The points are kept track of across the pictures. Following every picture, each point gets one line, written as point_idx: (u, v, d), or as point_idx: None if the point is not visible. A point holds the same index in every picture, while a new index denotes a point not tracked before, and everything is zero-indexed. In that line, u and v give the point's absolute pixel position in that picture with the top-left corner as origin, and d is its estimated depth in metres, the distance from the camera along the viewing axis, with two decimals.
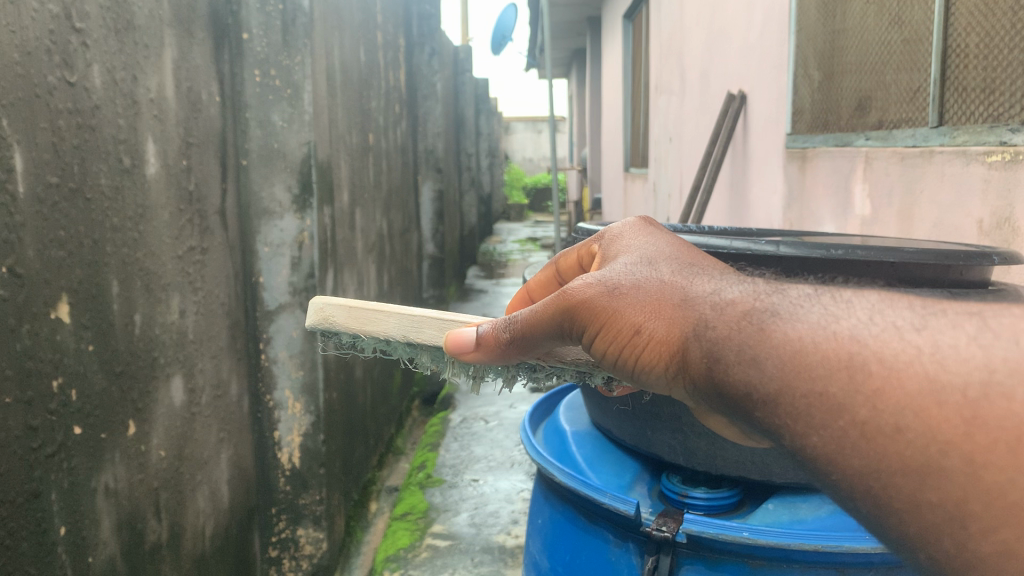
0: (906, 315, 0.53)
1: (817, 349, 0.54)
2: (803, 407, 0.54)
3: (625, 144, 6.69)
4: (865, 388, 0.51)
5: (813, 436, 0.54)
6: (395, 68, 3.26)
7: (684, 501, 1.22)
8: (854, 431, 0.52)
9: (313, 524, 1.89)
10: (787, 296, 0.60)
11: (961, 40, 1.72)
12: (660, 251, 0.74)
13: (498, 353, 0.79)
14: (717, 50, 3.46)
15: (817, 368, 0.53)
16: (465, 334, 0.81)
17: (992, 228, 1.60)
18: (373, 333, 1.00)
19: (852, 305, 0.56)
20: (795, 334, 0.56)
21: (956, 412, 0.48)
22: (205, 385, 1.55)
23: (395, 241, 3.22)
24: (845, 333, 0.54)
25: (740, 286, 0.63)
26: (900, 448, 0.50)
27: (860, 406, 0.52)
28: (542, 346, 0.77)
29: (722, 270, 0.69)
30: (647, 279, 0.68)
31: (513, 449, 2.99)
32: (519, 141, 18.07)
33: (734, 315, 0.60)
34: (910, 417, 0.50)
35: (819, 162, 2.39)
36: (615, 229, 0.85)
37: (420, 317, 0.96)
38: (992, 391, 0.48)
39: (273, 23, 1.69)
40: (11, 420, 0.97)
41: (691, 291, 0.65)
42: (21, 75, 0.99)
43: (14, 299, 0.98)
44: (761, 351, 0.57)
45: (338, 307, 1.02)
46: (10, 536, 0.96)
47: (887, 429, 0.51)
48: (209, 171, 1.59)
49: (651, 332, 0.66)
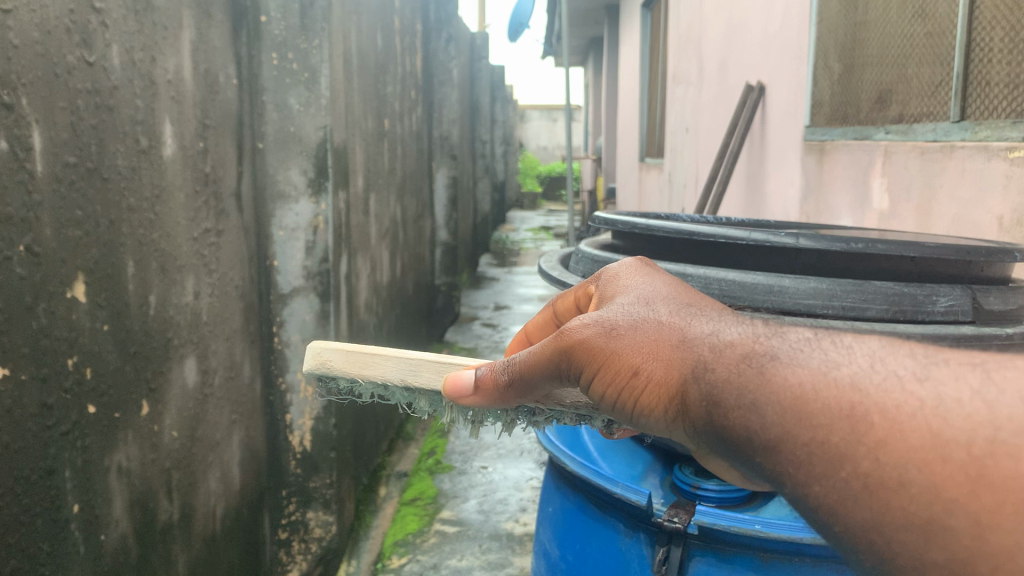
0: (908, 364, 0.52)
1: (819, 397, 0.52)
2: (805, 454, 0.53)
3: (641, 132, 6.64)
4: (867, 439, 0.50)
5: (816, 484, 0.52)
6: (411, 53, 3.25)
7: (696, 493, 1.21)
8: (857, 483, 0.50)
9: (323, 508, 1.90)
10: (787, 339, 0.59)
11: (985, 34, 1.69)
12: (657, 290, 0.74)
13: (496, 396, 0.80)
14: (736, 40, 3.43)
15: (819, 417, 0.52)
16: (463, 378, 0.83)
17: (1012, 225, 1.58)
18: (371, 377, 1.00)
19: (853, 351, 0.55)
20: (795, 379, 0.54)
21: (961, 469, 0.47)
22: (218, 366, 1.56)
23: (408, 228, 3.22)
24: (846, 380, 0.52)
25: (738, 327, 0.62)
26: (903, 503, 0.49)
27: (862, 458, 0.50)
28: (541, 388, 0.78)
29: (720, 310, 0.68)
30: (644, 319, 0.68)
31: (522, 438, 3.00)
32: (535, 129, 18.02)
33: (734, 358, 0.59)
34: (914, 471, 0.48)
35: (838, 155, 2.36)
36: (612, 270, 0.84)
37: (418, 360, 0.97)
38: (998, 450, 0.46)
39: (291, 6, 1.69)
40: (26, 397, 0.98)
41: (689, 332, 0.64)
42: (40, 54, 1.00)
43: (31, 277, 0.99)
44: (761, 396, 0.56)
45: (336, 351, 1.01)
46: (24, 514, 0.97)
47: (889, 483, 0.49)
48: (225, 153, 1.59)
49: (649, 374, 0.65)
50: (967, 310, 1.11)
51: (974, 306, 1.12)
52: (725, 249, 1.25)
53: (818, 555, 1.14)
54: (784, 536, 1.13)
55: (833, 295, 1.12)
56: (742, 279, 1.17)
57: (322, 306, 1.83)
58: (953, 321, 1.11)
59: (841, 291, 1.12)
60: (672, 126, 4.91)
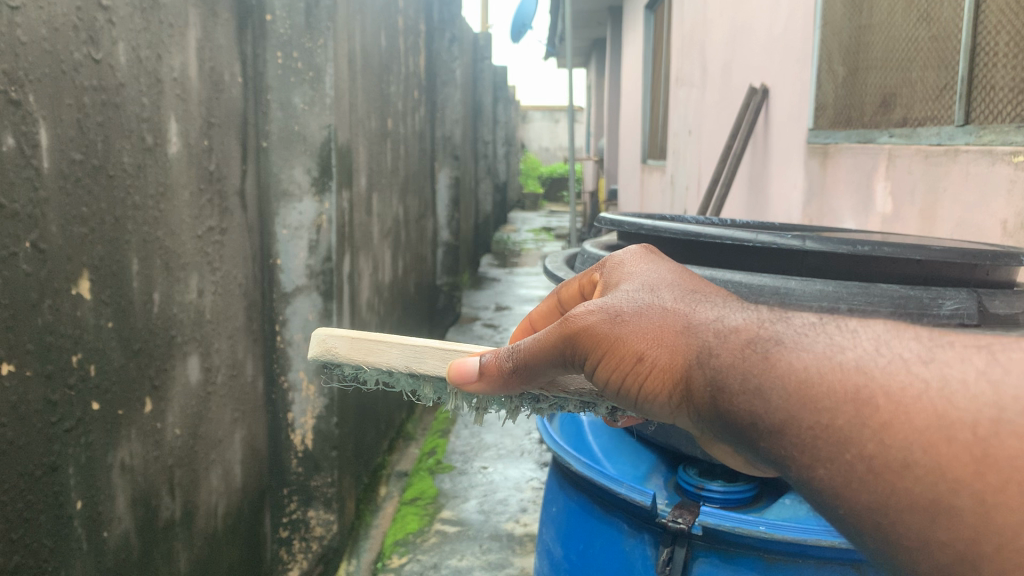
0: (913, 347, 0.52)
1: (823, 380, 0.52)
2: (809, 438, 0.53)
3: (643, 135, 6.64)
4: (872, 422, 0.50)
5: (820, 468, 0.52)
6: (414, 53, 3.25)
7: (701, 494, 1.22)
8: (862, 465, 0.50)
9: (324, 506, 1.90)
10: (792, 324, 0.58)
11: (990, 38, 1.69)
12: (662, 277, 0.73)
13: (500, 383, 0.80)
14: (740, 42, 3.43)
15: (824, 401, 0.52)
16: (468, 364, 0.83)
17: (1016, 229, 1.58)
18: (376, 364, 1.00)
19: (857, 335, 0.54)
20: (800, 363, 0.54)
21: (965, 449, 0.47)
22: (221, 364, 1.56)
23: (410, 228, 3.22)
24: (851, 363, 0.52)
25: (743, 313, 0.62)
26: (908, 484, 0.49)
27: (866, 440, 0.50)
28: (545, 375, 0.78)
29: (725, 296, 0.68)
30: (649, 305, 0.68)
31: (522, 438, 3.00)
32: (536, 130, 18.03)
33: (738, 343, 0.59)
34: (918, 452, 0.48)
35: (841, 158, 2.36)
36: (617, 258, 0.84)
37: (422, 347, 0.96)
38: (1003, 430, 0.46)
39: (296, 5, 1.69)
40: (31, 394, 0.98)
41: (694, 318, 0.64)
42: (47, 50, 1.00)
43: (36, 274, 0.99)
44: (765, 380, 0.55)
45: (341, 337, 1.01)
46: (28, 509, 0.98)
47: (894, 465, 0.49)
48: (230, 151, 1.59)
49: (653, 360, 0.65)
50: (972, 313, 1.11)
51: (980, 309, 1.12)
52: (731, 250, 1.25)
53: (823, 556, 1.14)
54: (788, 538, 1.13)
55: (839, 297, 1.12)
56: (747, 282, 1.18)
57: (325, 305, 1.83)
58: (958, 324, 1.10)
59: (847, 294, 1.12)
60: (674, 128, 4.91)
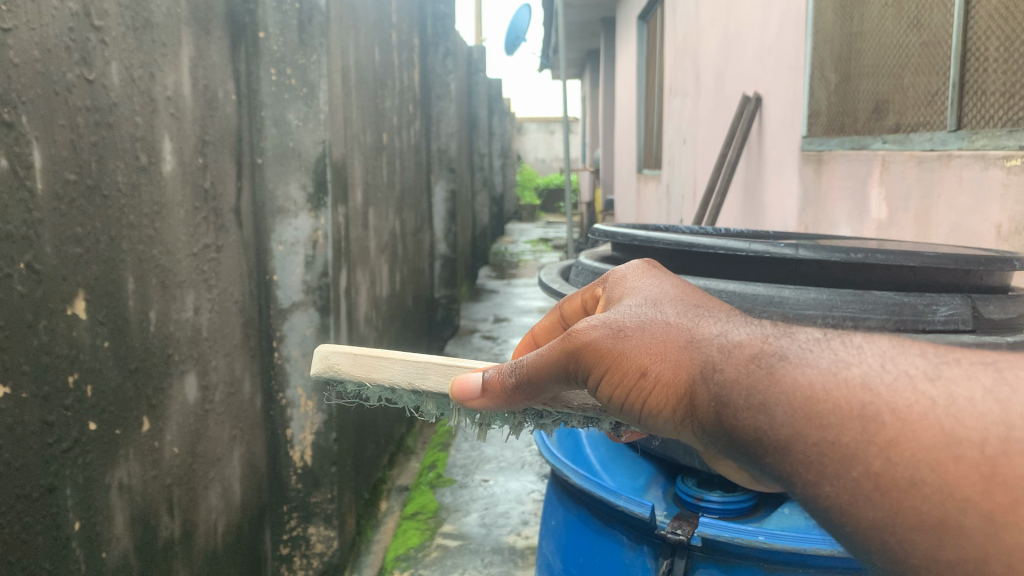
0: (919, 363, 0.52)
1: (828, 397, 0.52)
2: (815, 455, 0.52)
3: (639, 145, 6.66)
4: (878, 438, 0.50)
5: (826, 485, 0.52)
6: (409, 67, 3.26)
7: (699, 504, 1.21)
8: (869, 482, 0.50)
9: (324, 522, 1.89)
10: (797, 340, 0.58)
11: (980, 43, 1.70)
12: (665, 292, 0.73)
13: (503, 399, 0.80)
14: (733, 50, 3.45)
15: (829, 418, 0.52)
16: (471, 380, 0.83)
17: (1010, 233, 1.58)
18: (379, 381, 1.00)
19: (862, 351, 0.54)
20: (805, 379, 0.54)
21: (974, 468, 0.46)
22: (218, 382, 1.56)
23: (407, 241, 3.22)
24: (857, 380, 0.52)
25: (747, 328, 0.62)
26: (916, 503, 0.48)
27: (873, 457, 0.50)
28: (549, 391, 0.78)
29: (728, 312, 0.68)
30: (652, 320, 0.67)
31: (523, 451, 2.99)
32: (534, 141, 18.09)
33: (742, 359, 0.59)
34: (925, 471, 0.48)
35: (836, 165, 2.37)
36: (620, 273, 0.84)
37: (426, 363, 0.96)
38: (1011, 448, 0.46)
39: (289, 23, 1.70)
40: (27, 415, 0.98)
41: (697, 333, 0.64)
42: (40, 72, 1.00)
43: (31, 294, 0.99)
44: (770, 396, 0.55)
45: (344, 354, 1.01)
46: (25, 531, 0.97)
47: (900, 482, 0.49)
48: (225, 169, 1.60)
49: (657, 375, 0.65)
50: (967, 319, 1.12)
51: (974, 314, 1.12)
52: (725, 261, 1.25)
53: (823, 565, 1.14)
54: (788, 548, 1.13)
55: (833, 305, 1.12)
56: (739, 291, 1.18)
57: (322, 321, 1.82)
58: (953, 330, 1.11)
59: (841, 301, 1.12)
60: (669, 137, 4.92)
